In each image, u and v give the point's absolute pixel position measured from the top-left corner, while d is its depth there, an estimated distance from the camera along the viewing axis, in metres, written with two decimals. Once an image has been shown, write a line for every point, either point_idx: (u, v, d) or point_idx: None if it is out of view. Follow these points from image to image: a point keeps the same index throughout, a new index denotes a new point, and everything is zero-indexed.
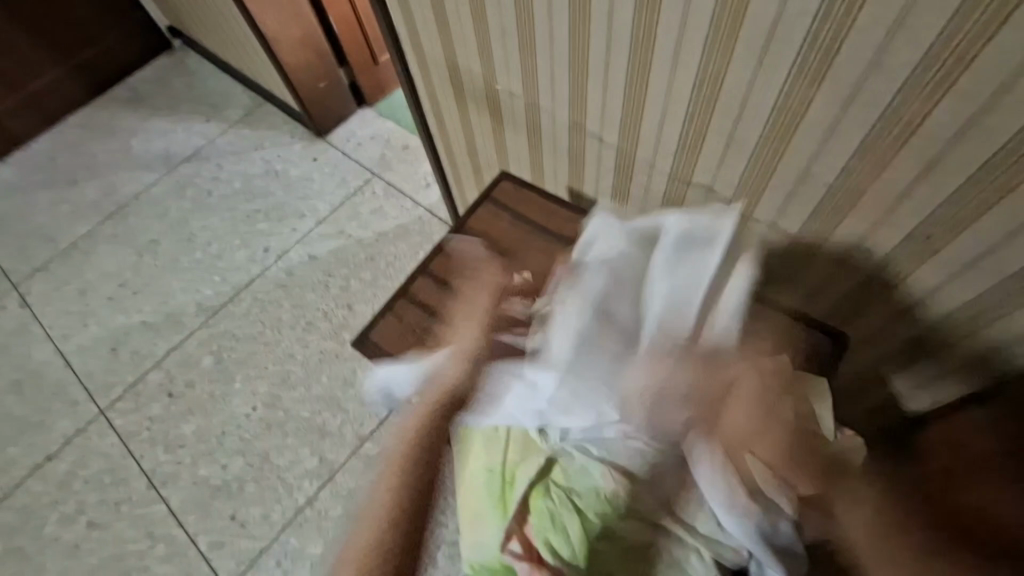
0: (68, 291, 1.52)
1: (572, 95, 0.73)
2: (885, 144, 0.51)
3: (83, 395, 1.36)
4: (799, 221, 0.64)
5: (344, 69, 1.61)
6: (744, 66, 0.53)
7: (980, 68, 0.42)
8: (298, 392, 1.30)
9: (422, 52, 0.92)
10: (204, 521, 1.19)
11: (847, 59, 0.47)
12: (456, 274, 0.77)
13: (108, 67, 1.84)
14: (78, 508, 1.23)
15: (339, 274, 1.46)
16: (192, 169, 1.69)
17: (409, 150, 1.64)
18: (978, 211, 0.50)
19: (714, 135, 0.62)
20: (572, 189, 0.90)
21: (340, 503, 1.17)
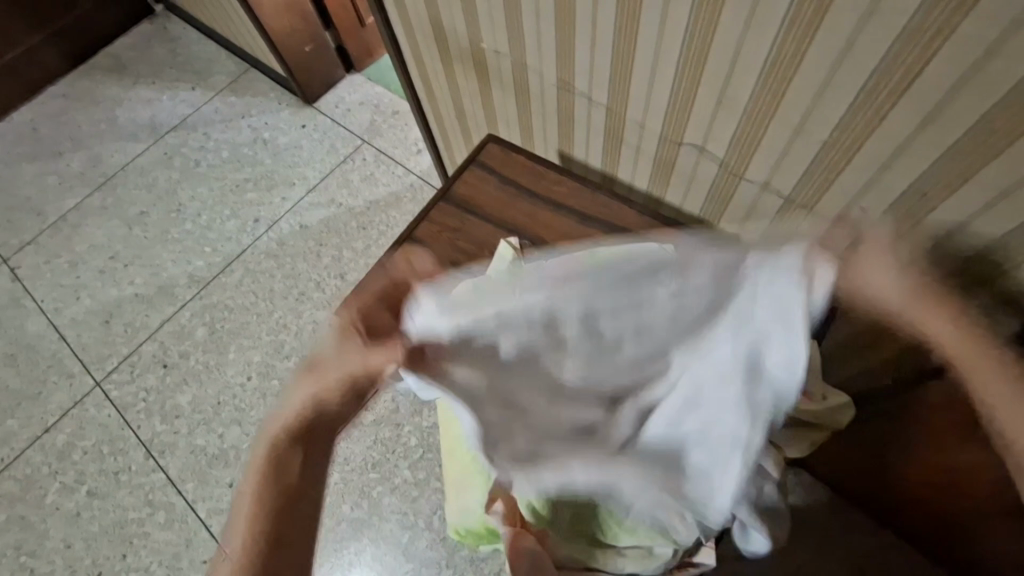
0: (58, 264, 1.51)
1: (558, 52, 0.70)
2: (883, 95, 0.48)
3: (79, 368, 1.37)
4: (791, 180, 0.62)
5: (329, 32, 1.56)
6: (735, 20, 0.51)
7: (981, 13, 0.39)
8: (292, 361, 1.30)
9: (405, 12, 0.88)
10: (203, 489, 1.20)
11: (843, 11, 0.44)
12: (440, 239, 0.75)
13: (89, 33, 1.78)
14: (79, 478, 1.25)
15: (330, 244, 1.44)
16: (178, 138, 1.65)
17: (399, 116, 1.60)
18: (976, 164, 0.48)
19: (704, 93, 0.60)
20: (562, 152, 0.88)
21: (337, 470, 1.18)
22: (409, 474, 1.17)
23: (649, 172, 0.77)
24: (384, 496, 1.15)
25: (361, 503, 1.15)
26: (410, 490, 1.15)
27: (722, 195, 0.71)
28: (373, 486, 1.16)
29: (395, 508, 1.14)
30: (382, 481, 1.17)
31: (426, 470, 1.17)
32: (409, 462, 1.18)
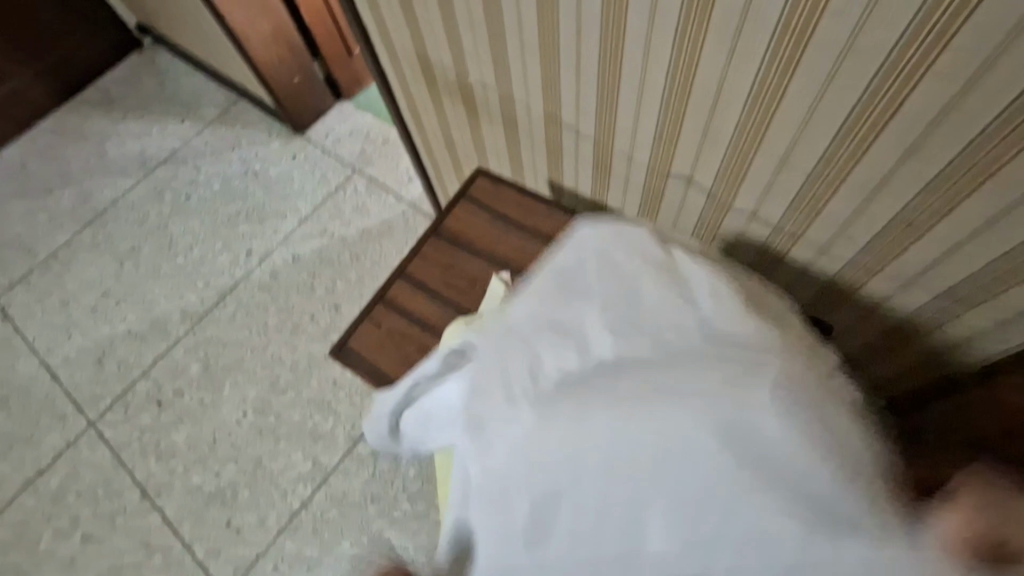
0: (49, 302, 1.50)
1: (544, 85, 0.71)
2: (866, 127, 0.49)
3: (71, 408, 1.35)
4: (778, 208, 0.62)
5: (318, 63, 1.57)
6: (718, 53, 0.51)
7: (957, 49, 0.40)
8: (288, 396, 1.29)
9: (393, 48, 0.89)
10: (200, 529, 1.19)
11: (823, 44, 0.45)
12: (433, 276, 0.75)
13: (77, 69, 1.79)
14: (73, 523, 1.22)
15: (323, 275, 1.43)
16: (169, 172, 1.65)
17: (389, 144, 1.61)
18: (961, 193, 0.48)
19: (690, 124, 0.60)
20: (552, 182, 0.88)
21: (336, 505, 1.17)
22: (409, 508, 1.15)
23: (638, 202, 0.77)
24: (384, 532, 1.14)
25: (361, 540, 1.14)
26: (411, 525, 1.14)
27: (711, 225, 0.71)
28: (372, 522, 1.15)
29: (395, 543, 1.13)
30: (382, 515, 1.15)
31: (425, 503, 1.15)
32: (408, 495, 1.17)
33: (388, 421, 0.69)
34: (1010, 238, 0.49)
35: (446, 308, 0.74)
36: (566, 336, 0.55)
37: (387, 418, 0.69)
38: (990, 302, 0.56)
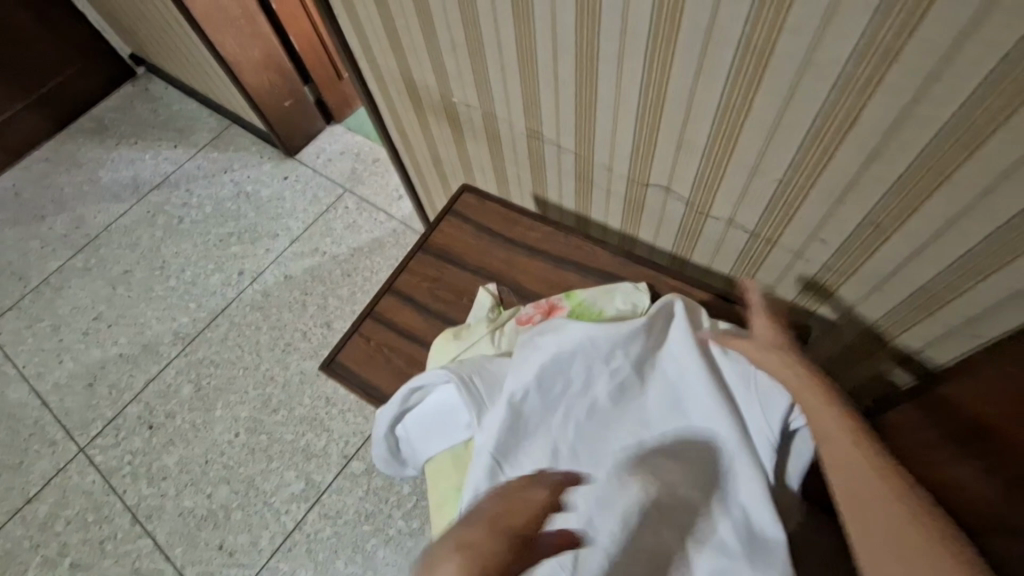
0: (41, 328, 1.49)
1: (525, 103, 0.73)
2: (828, 135, 0.51)
3: (61, 434, 1.34)
4: (754, 214, 0.64)
5: (308, 86, 1.60)
6: (687, 66, 0.53)
7: (906, 61, 0.42)
8: (280, 415, 1.29)
9: (379, 70, 0.92)
10: (191, 553, 1.17)
11: (782, 57, 0.47)
12: (421, 289, 0.76)
13: (71, 97, 1.82)
14: (62, 550, 1.21)
15: (315, 293, 1.44)
16: (161, 196, 1.67)
17: (379, 163, 1.63)
18: (921, 196, 0.51)
19: (665, 136, 0.62)
20: (537, 196, 0.90)
21: (329, 524, 1.16)
22: (403, 523, 1.15)
23: (620, 212, 0.79)
24: (378, 549, 1.13)
25: (355, 558, 1.12)
26: (406, 541, 1.13)
27: (692, 233, 0.73)
28: (366, 540, 1.14)
29: (390, 560, 1.12)
30: (376, 533, 1.14)
31: (420, 518, 1.15)
32: (401, 510, 1.16)
33: (386, 440, 0.65)
34: (971, 236, 0.51)
35: (434, 320, 0.75)
36: (594, 418, 0.56)
37: (384, 437, 0.65)
38: (958, 299, 0.57)
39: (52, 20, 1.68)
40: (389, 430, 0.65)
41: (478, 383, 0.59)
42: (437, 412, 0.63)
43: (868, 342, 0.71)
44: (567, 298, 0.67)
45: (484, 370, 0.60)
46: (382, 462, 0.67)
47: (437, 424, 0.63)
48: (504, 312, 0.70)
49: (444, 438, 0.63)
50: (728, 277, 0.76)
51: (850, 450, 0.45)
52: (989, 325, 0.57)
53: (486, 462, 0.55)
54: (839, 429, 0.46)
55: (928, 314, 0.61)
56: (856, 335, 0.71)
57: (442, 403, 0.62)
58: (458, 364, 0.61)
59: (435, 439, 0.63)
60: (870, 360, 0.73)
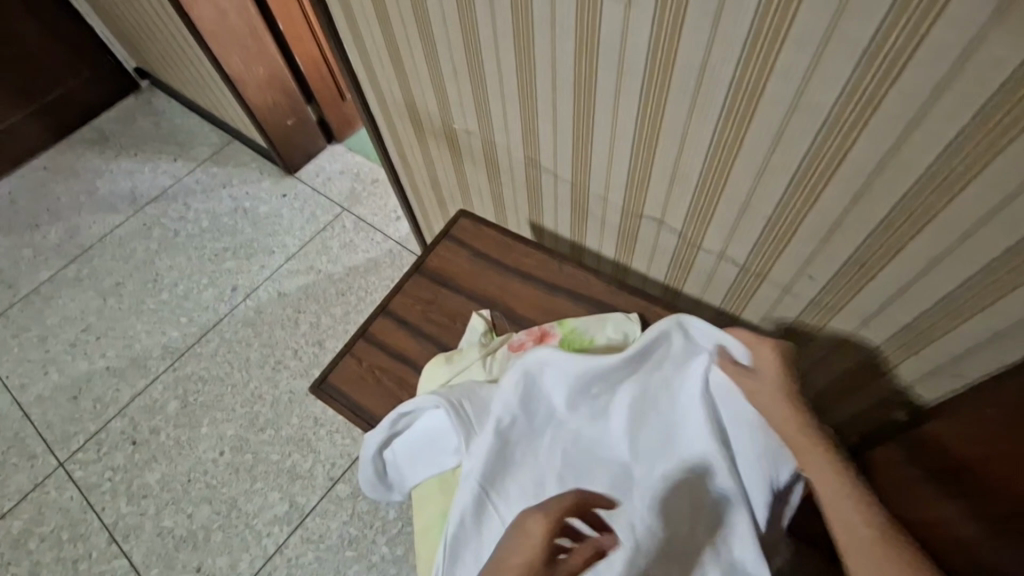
0: (27, 338, 1.48)
1: (523, 132, 0.75)
2: (815, 174, 0.52)
3: (41, 448, 1.31)
4: (744, 248, 0.65)
5: (310, 106, 1.63)
6: (680, 103, 0.55)
7: (889, 107, 0.44)
8: (267, 434, 1.28)
9: (382, 94, 0.94)
10: (168, 575, 1.14)
11: (772, 98, 0.49)
12: (414, 311, 0.77)
13: (73, 108, 1.83)
14: (34, 568, 1.17)
15: (308, 311, 1.44)
16: (158, 209, 1.67)
17: (378, 184, 1.65)
18: (906, 237, 0.52)
19: (659, 168, 0.64)
20: (533, 222, 0.91)
21: (311, 549, 1.14)
22: (387, 550, 1.13)
23: (614, 241, 0.80)
24: None
25: None
26: (389, 568, 1.11)
27: (684, 263, 0.74)
28: (349, 566, 1.11)
29: None
30: (358, 559, 1.12)
31: (404, 544, 1.13)
32: (386, 536, 1.14)
33: (372, 462, 0.64)
34: (954, 277, 0.52)
35: (427, 343, 0.75)
36: (581, 446, 0.57)
37: (371, 460, 0.64)
38: (943, 338, 0.58)
39: (60, 32, 1.70)
40: (376, 453, 0.64)
41: (468, 410, 0.59)
42: (425, 437, 0.62)
43: (854, 379, 0.71)
44: (560, 326, 0.68)
45: (471, 398, 0.60)
46: (366, 486, 0.66)
47: (426, 448, 0.63)
48: (496, 338, 0.70)
49: (431, 463, 0.62)
50: (719, 309, 0.77)
51: (845, 498, 0.46)
52: (972, 366, 0.58)
53: (472, 488, 0.55)
54: (831, 476, 0.47)
55: (913, 352, 0.62)
56: (843, 371, 0.71)
57: (432, 427, 0.62)
58: (446, 391, 0.61)
59: (422, 464, 0.63)
60: (858, 395, 0.73)
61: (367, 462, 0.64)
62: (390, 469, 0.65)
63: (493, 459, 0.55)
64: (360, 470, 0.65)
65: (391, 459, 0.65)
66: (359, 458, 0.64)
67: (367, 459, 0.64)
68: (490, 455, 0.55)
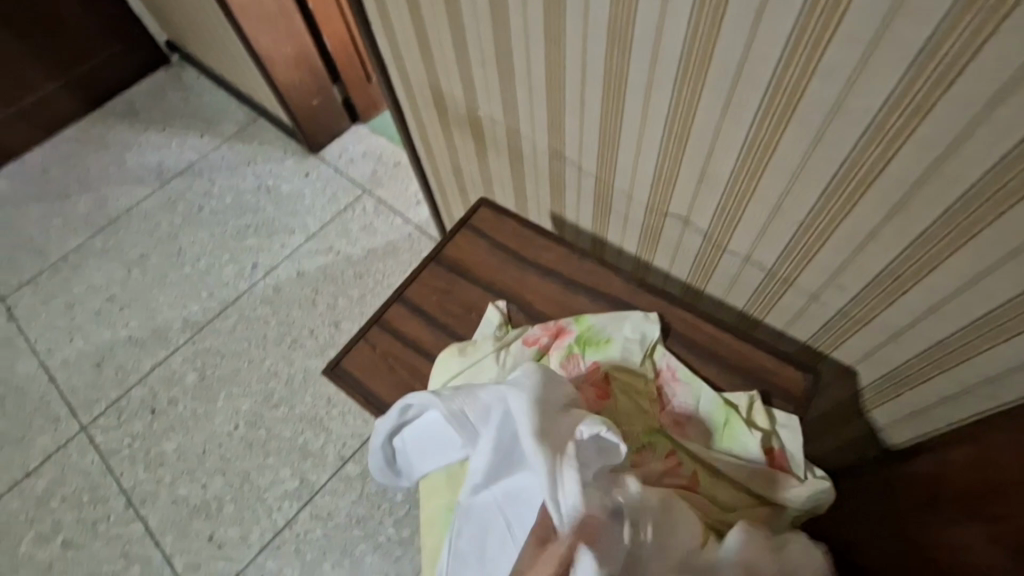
0: (55, 304, 1.52)
1: (549, 122, 0.73)
2: (852, 182, 0.50)
3: (65, 412, 1.35)
4: (772, 253, 0.63)
5: (336, 86, 1.62)
6: (714, 103, 0.53)
7: (938, 117, 0.42)
8: (281, 410, 1.29)
9: (408, 78, 0.92)
10: (181, 542, 1.17)
11: (811, 101, 0.47)
12: (431, 300, 0.76)
13: (104, 80, 1.85)
14: (55, 527, 1.21)
15: (326, 291, 1.45)
16: (184, 184, 1.69)
17: (400, 167, 1.64)
18: (946, 252, 0.50)
19: (688, 167, 0.62)
20: (554, 214, 0.90)
21: (320, 525, 1.16)
22: (394, 531, 1.14)
23: (637, 238, 0.79)
24: (366, 556, 1.12)
25: (342, 562, 1.12)
26: (394, 549, 1.12)
27: (707, 265, 0.72)
28: (355, 545, 1.13)
29: (376, 567, 1.11)
30: (365, 538, 1.14)
31: (411, 527, 1.14)
32: (393, 518, 1.16)
33: (382, 449, 0.65)
34: (994, 296, 0.50)
35: (441, 333, 0.74)
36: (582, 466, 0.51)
37: (381, 447, 0.64)
38: (977, 357, 0.56)
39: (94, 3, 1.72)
40: (386, 441, 0.65)
41: (470, 412, 0.56)
42: (433, 430, 0.62)
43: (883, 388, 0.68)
44: (576, 323, 0.67)
45: (468, 398, 0.57)
46: (377, 470, 0.66)
47: (434, 442, 0.62)
48: (512, 332, 0.70)
49: (439, 456, 0.62)
50: (741, 312, 0.75)
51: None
52: (1006, 388, 0.56)
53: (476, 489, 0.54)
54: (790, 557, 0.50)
55: (943, 369, 0.60)
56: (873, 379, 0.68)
57: (438, 423, 0.61)
58: (443, 392, 0.59)
59: (430, 456, 0.63)
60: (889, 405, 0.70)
61: (377, 449, 0.65)
62: (399, 456, 0.65)
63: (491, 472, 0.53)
64: (371, 456, 0.66)
65: (401, 447, 0.65)
66: (370, 444, 0.65)
67: (378, 445, 0.65)
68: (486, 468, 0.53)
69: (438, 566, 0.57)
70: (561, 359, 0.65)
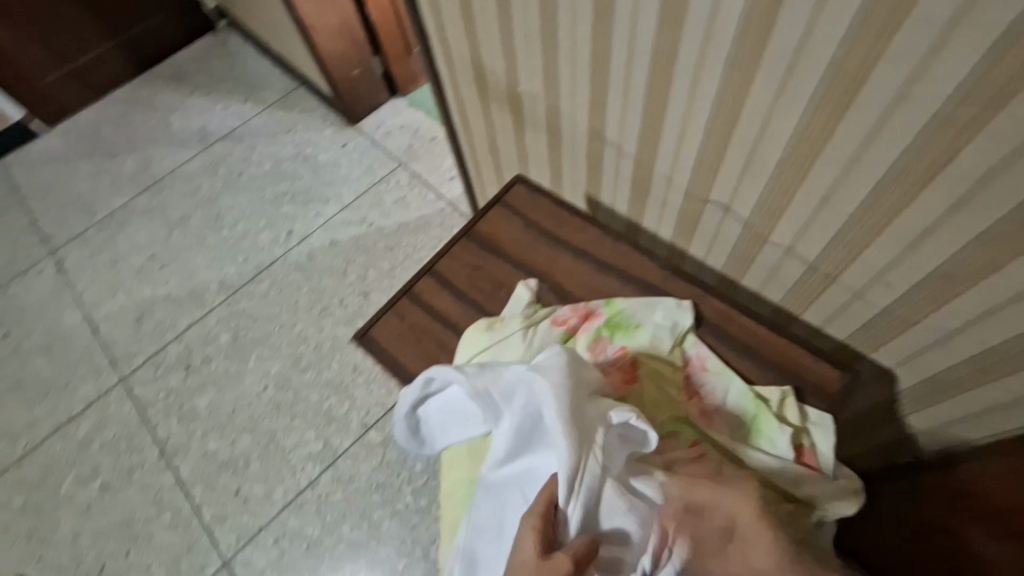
0: (100, 260, 1.58)
1: (591, 101, 0.72)
2: (911, 176, 0.48)
3: (107, 363, 1.42)
4: (815, 247, 0.61)
5: (377, 58, 1.62)
6: (766, 87, 0.51)
7: (1015, 111, 0.39)
8: (308, 375, 1.33)
9: (450, 51, 0.91)
10: (209, 493, 1.22)
11: (874, 89, 0.44)
12: (461, 275, 0.76)
13: (154, 43, 1.89)
14: (94, 471, 1.28)
15: (357, 262, 1.47)
16: (225, 149, 1.72)
17: (435, 142, 1.64)
18: (1007, 255, 0.47)
19: (733, 154, 0.60)
20: (589, 196, 0.88)
21: (341, 488, 1.19)
22: (411, 499, 1.17)
23: (673, 225, 0.77)
24: (384, 521, 1.15)
25: (361, 525, 1.15)
26: (411, 517, 1.15)
27: (745, 256, 0.70)
28: (374, 510, 1.16)
29: (393, 532, 1.14)
30: (384, 504, 1.17)
31: (428, 496, 1.16)
32: (411, 486, 1.18)
33: (406, 419, 0.66)
34: None
35: (470, 309, 0.74)
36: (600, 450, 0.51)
37: (405, 415, 0.65)
38: None
39: None
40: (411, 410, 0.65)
41: (493, 390, 0.56)
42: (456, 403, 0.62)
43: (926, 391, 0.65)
44: (607, 306, 0.66)
45: (492, 376, 0.57)
46: (401, 438, 0.67)
47: (456, 414, 0.63)
48: (542, 310, 0.69)
49: (461, 428, 0.63)
50: (777, 306, 0.73)
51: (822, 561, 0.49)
52: None
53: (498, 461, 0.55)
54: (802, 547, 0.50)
55: (992, 378, 0.57)
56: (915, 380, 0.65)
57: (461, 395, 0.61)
58: (468, 369, 0.59)
59: (453, 428, 0.63)
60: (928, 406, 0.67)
61: (401, 418, 0.66)
62: (421, 426, 0.66)
63: (512, 447, 0.54)
64: (395, 425, 0.67)
65: (424, 418, 0.66)
66: (394, 413, 0.66)
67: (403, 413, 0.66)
68: (507, 441, 0.54)
69: (455, 539, 0.58)
70: (589, 342, 0.64)
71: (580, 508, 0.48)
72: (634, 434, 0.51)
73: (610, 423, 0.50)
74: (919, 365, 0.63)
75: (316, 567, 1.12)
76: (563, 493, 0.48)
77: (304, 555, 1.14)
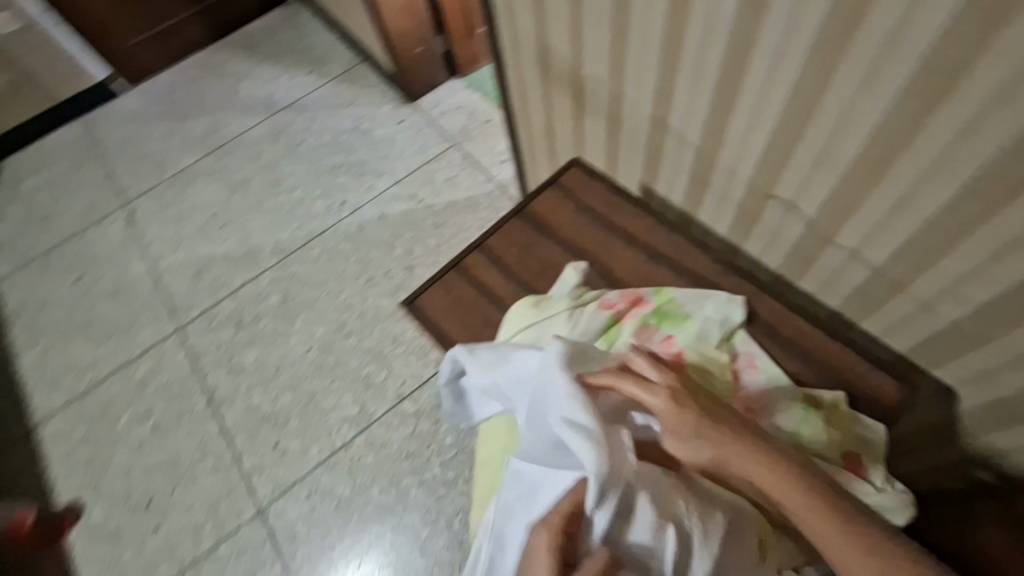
0: (167, 216, 1.66)
1: (657, 87, 0.70)
2: (1003, 182, 0.45)
3: (166, 312, 1.50)
4: (883, 252, 0.58)
5: (440, 38, 1.63)
6: (850, 78, 0.49)
7: None
8: (350, 342, 1.37)
9: (516, 30, 0.91)
10: (250, 444, 1.28)
11: (972, 85, 0.42)
12: (510, 253, 0.77)
13: (229, 12, 1.96)
14: (148, 411, 1.37)
15: (405, 237, 1.50)
16: (288, 118, 1.78)
17: (490, 124, 1.65)
18: None
19: (805, 148, 0.58)
20: (644, 186, 0.87)
21: (373, 452, 1.23)
22: (439, 471, 1.19)
23: (730, 220, 0.75)
24: (411, 488, 1.18)
25: (389, 490, 1.19)
26: (438, 488, 1.18)
27: (806, 257, 0.68)
28: (403, 477, 1.20)
29: (419, 500, 1.17)
30: (413, 473, 1.20)
31: (456, 470, 1.19)
32: (440, 458, 1.21)
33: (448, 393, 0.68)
34: None
35: (516, 287, 0.75)
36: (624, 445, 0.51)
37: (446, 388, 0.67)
38: None
39: None
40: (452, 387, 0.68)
41: (502, 384, 0.60)
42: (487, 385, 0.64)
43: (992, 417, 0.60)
44: (656, 295, 0.66)
45: (500, 369, 0.61)
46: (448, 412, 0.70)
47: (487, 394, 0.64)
48: (588, 294, 0.68)
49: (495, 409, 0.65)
50: (834, 312, 0.70)
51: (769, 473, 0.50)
52: None
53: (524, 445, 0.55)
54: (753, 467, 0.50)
55: None
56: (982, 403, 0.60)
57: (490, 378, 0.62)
58: (479, 352, 0.63)
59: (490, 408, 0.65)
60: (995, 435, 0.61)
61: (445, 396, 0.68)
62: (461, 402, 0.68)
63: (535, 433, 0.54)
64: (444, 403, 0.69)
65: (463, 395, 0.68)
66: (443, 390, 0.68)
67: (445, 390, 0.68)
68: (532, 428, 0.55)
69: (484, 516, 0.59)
70: (635, 330, 0.64)
71: (608, 515, 0.47)
72: (650, 441, 0.56)
73: (632, 422, 0.55)
74: (987, 386, 0.58)
75: (344, 525, 1.17)
76: (591, 498, 0.47)
77: (333, 513, 1.18)
